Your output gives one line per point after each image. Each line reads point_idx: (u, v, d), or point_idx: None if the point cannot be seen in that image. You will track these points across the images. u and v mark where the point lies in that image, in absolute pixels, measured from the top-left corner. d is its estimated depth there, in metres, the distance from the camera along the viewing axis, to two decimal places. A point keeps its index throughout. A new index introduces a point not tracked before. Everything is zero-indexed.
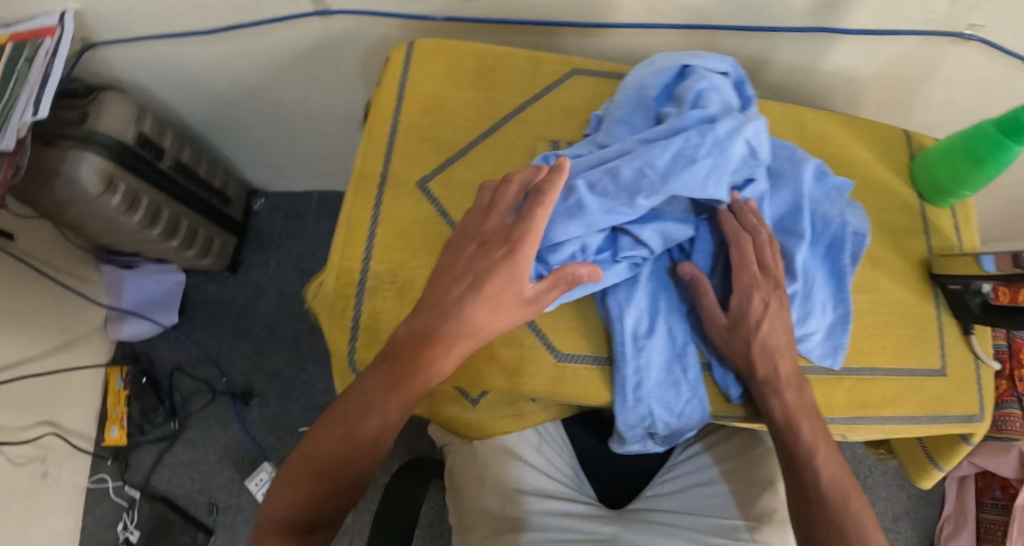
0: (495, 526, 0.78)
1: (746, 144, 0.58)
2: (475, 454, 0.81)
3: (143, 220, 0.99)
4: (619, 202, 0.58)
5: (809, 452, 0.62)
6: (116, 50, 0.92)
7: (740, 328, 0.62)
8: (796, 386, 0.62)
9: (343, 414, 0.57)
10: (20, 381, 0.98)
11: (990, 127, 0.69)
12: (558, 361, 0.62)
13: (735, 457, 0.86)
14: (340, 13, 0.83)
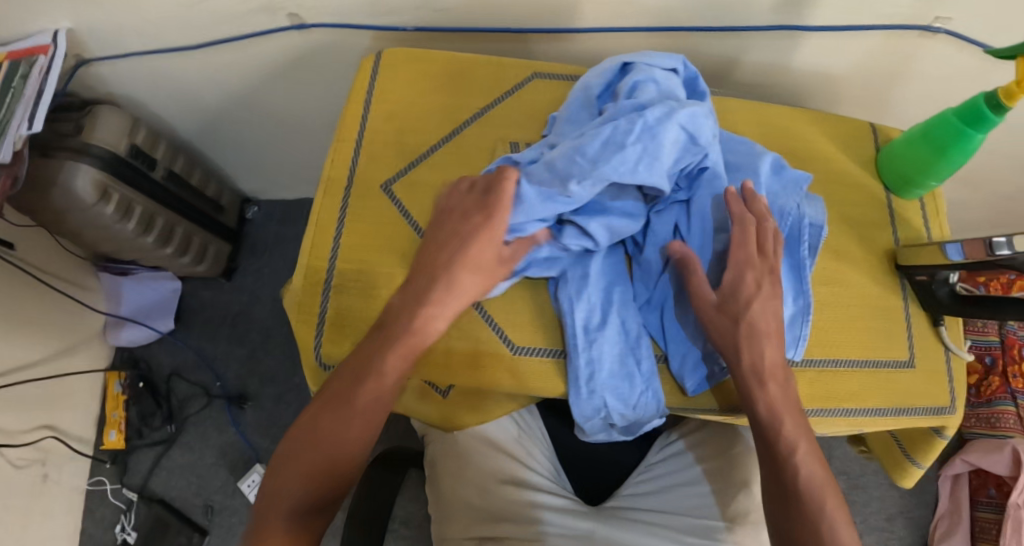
0: (474, 516, 0.79)
1: (679, 130, 0.60)
2: (455, 442, 0.82)
3: (138, 228, 1.03)
4: (552, 188, 0.60)
5: (790, 448, 0.61)
6: (108, 66, 0.96)
7: (728, 306, 0.63)
8: (781, 378, 0.62)
9: (328, 410, 0.57)
10: (21, 386, 1.02)
11: (952, 116, 0.70)
12: (514, 354, 0.65)
13: (716, 458, 0.85)
14: (316, 27, 0.86)
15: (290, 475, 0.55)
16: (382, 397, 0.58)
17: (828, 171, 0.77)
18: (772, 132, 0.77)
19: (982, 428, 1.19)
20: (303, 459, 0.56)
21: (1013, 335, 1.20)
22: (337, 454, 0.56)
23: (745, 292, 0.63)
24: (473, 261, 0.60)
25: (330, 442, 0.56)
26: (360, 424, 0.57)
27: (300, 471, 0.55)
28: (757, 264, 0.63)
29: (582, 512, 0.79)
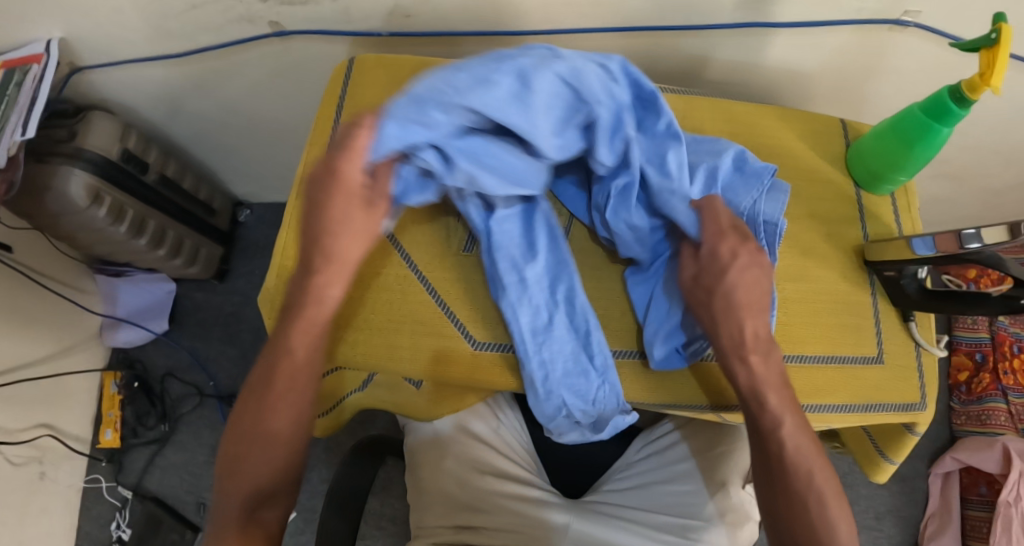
0: (450, 506, 0.79)
1: (559, 77, 0.57)
2: (434, 433, 0.83)
3: (129, 231, 1.05)
4: (413, 121, 0.56)
5: (775, 422, 0.65)
6: (100, 74, 0.98)
7: (705, 278, 0.66)
8: (762, 352, 0.66)
9: (251, 400, 0.64)
10: (19, 386, 1.05)
11: (917, 111, 0.70)
12: (475, 350, 0.70)
13: (696, 457, 0.83)
14: (295, 33, 0.88)
15: (236, 482, 0.63)
16: (297, 385, 0.64)
17: (793, 167, 0.79)
18: (738, 128, 0.79)
19: (973, 426, 1.18)
20: (246, 469, 0.63)
21: (1003, 331, 1.19)
22: (270, 457, 0.64)
23: (722, 264, 0.65)
24: (344, 217, 0.61)
25: (261, 447, 0.63)
26: (289, 420, 0.64)
27: (246, 483, 0.63)
28: (742, 242, 0.66)
29: (559, 505, 0.79)
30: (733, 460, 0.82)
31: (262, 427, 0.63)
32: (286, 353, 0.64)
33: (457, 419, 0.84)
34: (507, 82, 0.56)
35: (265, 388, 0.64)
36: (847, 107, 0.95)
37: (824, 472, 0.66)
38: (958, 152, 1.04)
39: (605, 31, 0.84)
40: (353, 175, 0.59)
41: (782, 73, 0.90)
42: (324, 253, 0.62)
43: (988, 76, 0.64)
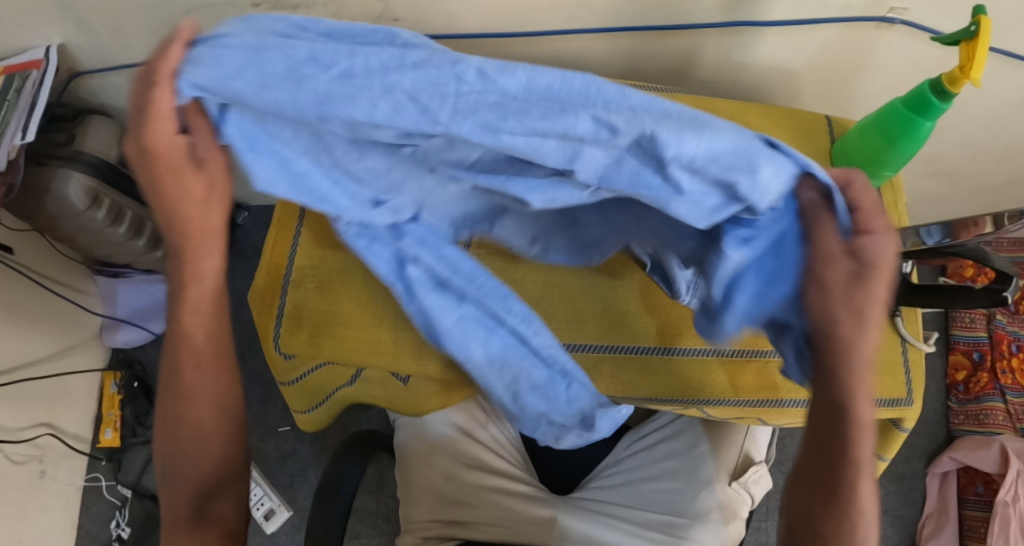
0: (438, 501, 0.80)
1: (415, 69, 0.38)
2: (424, 427, 0.84)
3: (128, 232, 1.08)
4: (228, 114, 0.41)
5: (853, 481, 0.55)
6: (98, 78, 1.00)
7: (863, 283, 0.45)
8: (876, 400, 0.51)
9: (170, 408, 0.60)
10: (20, 386, 1.06)
11: (899, 105, 0.70)
12: None
13: (678, 457, 0.83)
14: None
15: (179, 481, 0.62)
16: (205, 371, 0.60)
17: None
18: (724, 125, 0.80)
19: (970, 425, 1.17)
20: (183, 466, 0.62)
21: (1001, 330, 1.18)
22: (203, 447, 0.62)
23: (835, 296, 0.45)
24: (198, 209, 0.48)
25: (191, 441, 0.61)
26: (210, 408, 0.61)
27: (187, 480, 0.62)
28: (864, 277, 0.45)
29: (546, 501, 0.79)
30: (719, 456, 0.82)
31: (185, 421, 0.61)
32: (180, 346, 0.58)
33: (447, 415, 0.84)
34: (323, 69, 0.38)
35: (171, 384, 0.60)
36: (836, 105, 0.95)
37: (873, 509, 0.57)
38: (951, 150, 1.04)
39: (592, 31, 0.84)
40: (163, 147, 0.43)
41: (770, 72, 0.90)
42: (177, 233, 0.50)
43: (969, 69, 0.65)
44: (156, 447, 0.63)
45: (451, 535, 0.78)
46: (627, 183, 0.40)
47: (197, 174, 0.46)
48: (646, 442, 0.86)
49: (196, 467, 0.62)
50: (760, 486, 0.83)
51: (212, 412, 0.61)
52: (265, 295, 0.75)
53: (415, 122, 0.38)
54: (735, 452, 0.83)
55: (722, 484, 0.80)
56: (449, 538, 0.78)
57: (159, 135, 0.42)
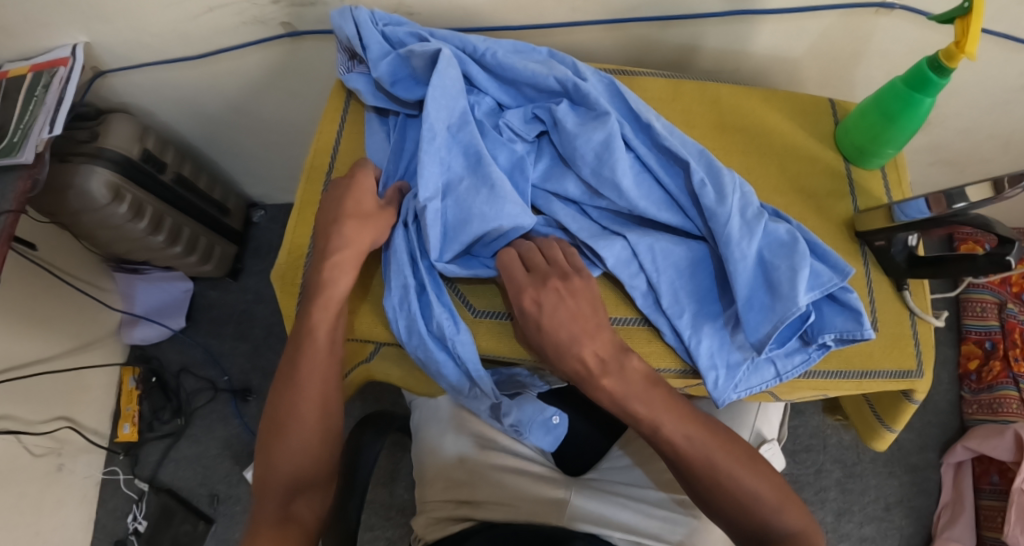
0: (452, 480, 0.80)
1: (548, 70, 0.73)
2: (440, 408, 0.84)
3: (148, 227, 1.09)
4: (405, 74, 0.76)
5: (655, 425, 0.66)
6: (121, 77, 1.03)
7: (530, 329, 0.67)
8: (613, 369, 0.66)
9: (282, 395, 0.68)
10: (41, 380, 1.08)
11: (899, 84, 0.72)
12: (474, 316, 0.72)
13: None
14: (306, 35, 0.93)
15: (277, 461, 0.67)
16: (321, 342, 0.69)
17: (783, 145, 0.81)
18: (725, 110, 0.82)
19: (984, 414, 1.16)
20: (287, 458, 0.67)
21: (1013, 319, 1.18)
22: (298, 436, 0.68)
23: (523, 304, 0.67)
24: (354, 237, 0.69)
25: (299, 416, 0.68)
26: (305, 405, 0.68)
27: (281, 474, 0.67)
28: (544, 283, 0.67)
29: (559, 482, 0.79)
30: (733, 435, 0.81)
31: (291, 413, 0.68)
32: (320, 291, 0.69)
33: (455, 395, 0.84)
34: (498, 47, 0.76)
35: (291, 373, 0.69)
36: (838, 92, 0.97)
37: (709, 463, 0.66)
38: (955, 136, 1.05)
39: (597, 22, 0.87)
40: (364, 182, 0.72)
41: (773, 60, 0.92)
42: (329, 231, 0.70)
43: (965, 44, 0.66)
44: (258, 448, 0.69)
45: (465, 514, 0.77)
46: (655, 132, 0.71)
47: (370, 201, 0.71)
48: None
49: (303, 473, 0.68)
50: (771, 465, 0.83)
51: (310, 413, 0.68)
52: (286, 274, 0.76)
53: (535, 74, 0.73)
54: (749, 432, 0.82)
55: None
56: (463, 519, 0.77)
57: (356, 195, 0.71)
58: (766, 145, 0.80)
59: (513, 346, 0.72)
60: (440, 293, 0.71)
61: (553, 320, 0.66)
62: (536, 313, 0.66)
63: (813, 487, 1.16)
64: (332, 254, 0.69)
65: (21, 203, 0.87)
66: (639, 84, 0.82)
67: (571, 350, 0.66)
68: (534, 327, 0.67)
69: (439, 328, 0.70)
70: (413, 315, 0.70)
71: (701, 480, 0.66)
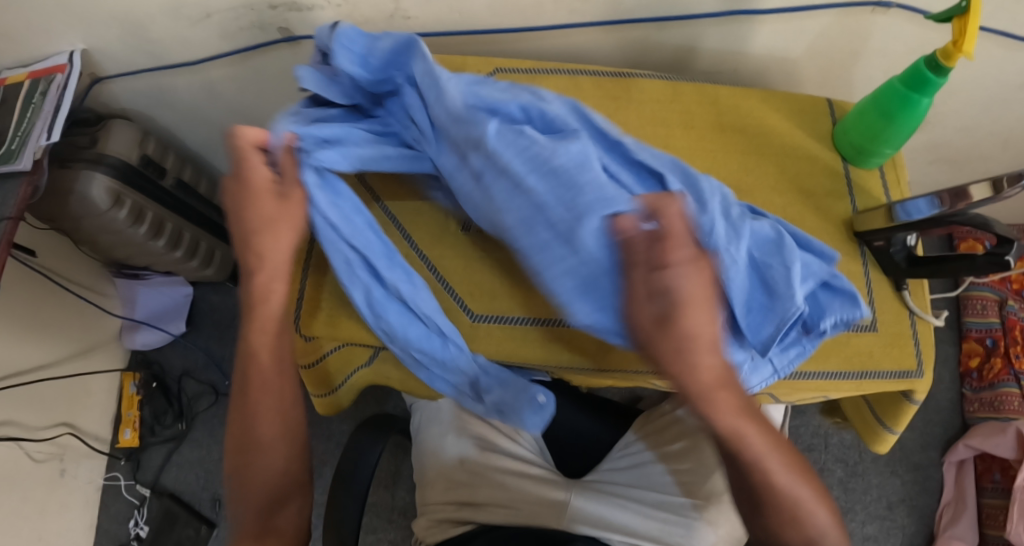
0: (451, 484, 0.80)
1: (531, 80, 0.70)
2: (439, 410, 0.84)
3: (149, 233, 1.09)
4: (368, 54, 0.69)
5: (753, 456, 0.59)
6: (120, 83, 1.03)
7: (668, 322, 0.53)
8: (729, 385, 0.56)
9: (241, 417, 0.68)
10: (41, 386, 1.09)
11: (897, 83, 0.72)
12: (473, 321, 0.72)
13: (689, 436, 0.82)
14: (303, 40, 0.93)
15: (251, 482, 0.67)
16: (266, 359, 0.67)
17: (782, 146, 0.80)
18: (724, 111, 0.81)
19: (985, 412, 1.16)
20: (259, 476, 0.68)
21: (1014, 316, 1.18)
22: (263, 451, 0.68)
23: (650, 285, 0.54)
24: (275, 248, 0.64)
25: (263, 433, 0.68)
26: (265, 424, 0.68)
27: (258, 488, 0.67)
28: (692, 265, 0.53)
29: (560, 484, 0.79)
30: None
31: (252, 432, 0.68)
32: (256, 310, 0.66)
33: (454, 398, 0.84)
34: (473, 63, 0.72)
35: (243, 395, 0.68)
36: (837, 91, 0.97)
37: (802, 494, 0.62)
38: (954, 134, 1.05)
39: (594, 24, 0.87)
40: (259, 172, 0.63)
41: (771, 60, 0.92)
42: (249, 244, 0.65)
43: (961, 43, 0.66)
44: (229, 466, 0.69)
45: (465, 518, 0.77)
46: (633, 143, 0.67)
47: (271, 199, 0.63)
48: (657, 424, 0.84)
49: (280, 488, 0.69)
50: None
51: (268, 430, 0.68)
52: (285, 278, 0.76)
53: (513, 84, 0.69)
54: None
55: None
56: (463, 521, 0.77)
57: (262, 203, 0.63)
58: (765, 145, 0.80)
59: (507, 348, 0.72)
60: (414, 284, 0.70)
61: (686, 283, 0.53)
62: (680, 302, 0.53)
63: None
64: (257, 272, 0.65)
65: (20, 211, 0.87)
66: (638, 86, 0.82)
67: (697, 356, 0.54)
68: (652, 330, 0.54)
69: (398, 291, 0.70)
70: (370, 286, 0.70)
71: (770, 512, 0.62)
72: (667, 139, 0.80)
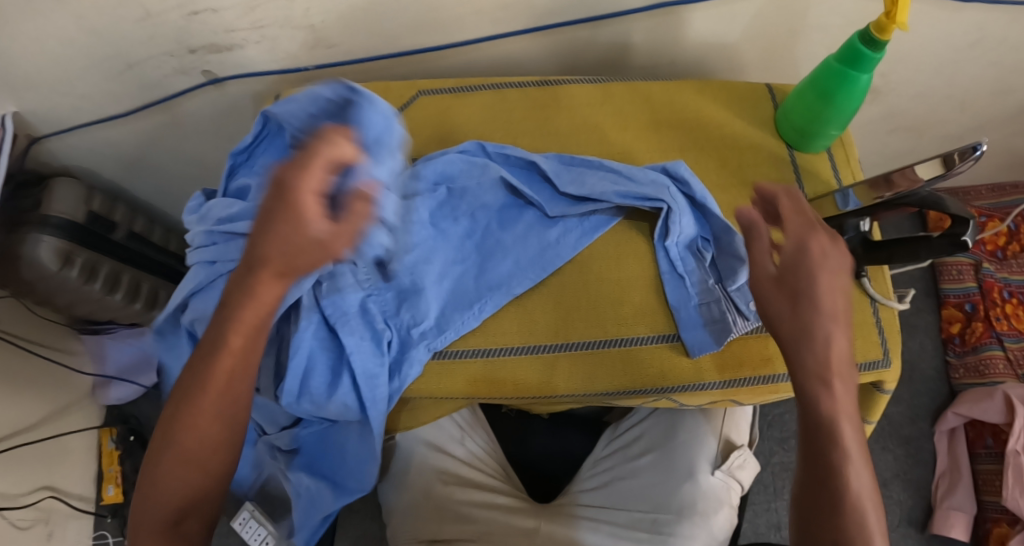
0: (420, 519, 0.79)
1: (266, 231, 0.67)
2: (397, 447, 0.81)
3: (81, 276, 1.00)
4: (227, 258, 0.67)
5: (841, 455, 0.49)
6: (57, 142, 0.98)
7: (789, 277, 0.52)
8: (848, 332, 0.50)
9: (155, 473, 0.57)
10: (20, 452, 1.04)
11: (834, 62, 0.69)
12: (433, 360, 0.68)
13: (657, 449, 0.81)
14: (230, 79, 0.90)
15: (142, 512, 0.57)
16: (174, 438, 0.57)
17: (722, 137, 0.78)
18: (658, 107, 0.79)
19: (972, 377, 1.15)
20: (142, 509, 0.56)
21: (991, 278, 1.16)
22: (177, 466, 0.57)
23: (810, 263, 0.52)
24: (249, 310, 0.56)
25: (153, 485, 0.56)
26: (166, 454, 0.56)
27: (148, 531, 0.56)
28: (839, 272, 0.52)
29: (528, 511, 0.78)
30: (699, 448, 0.80)
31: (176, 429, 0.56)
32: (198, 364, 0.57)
33: (417, 433, 0.81)
34: None
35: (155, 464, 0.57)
36: (781, 73, 0.95)
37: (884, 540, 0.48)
38: (907, 102, 1.02)
39: (521, 32, 0.84)
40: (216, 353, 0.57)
41: (708, 48, 0.90)
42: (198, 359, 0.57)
43: (895, 15, 0.64)
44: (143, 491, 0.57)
45: None
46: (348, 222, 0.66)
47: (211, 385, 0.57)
48: (623, 440, 0.84)
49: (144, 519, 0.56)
50: (746, 470, 0.81)
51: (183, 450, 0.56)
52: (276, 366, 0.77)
53: None
54: (715, 442, 0.81)
55: (704, 474, 0.78)
56: None
57: (310, 225, 0.51)
58: (704, 139, 0.77)
59: (443, 385, 0.68)
60: (346, 390, 0.65)
61: (827, 291, 0.51)
62: (842, 279, 0.52)
63: None
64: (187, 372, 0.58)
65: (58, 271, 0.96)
66: (565, 93, 0.79)
67: (819, 294, 0.51)
68: (788, 307, 0.51)
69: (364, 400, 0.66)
70: (316, 405, 0.65)
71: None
72: (600, 143, 0.77)
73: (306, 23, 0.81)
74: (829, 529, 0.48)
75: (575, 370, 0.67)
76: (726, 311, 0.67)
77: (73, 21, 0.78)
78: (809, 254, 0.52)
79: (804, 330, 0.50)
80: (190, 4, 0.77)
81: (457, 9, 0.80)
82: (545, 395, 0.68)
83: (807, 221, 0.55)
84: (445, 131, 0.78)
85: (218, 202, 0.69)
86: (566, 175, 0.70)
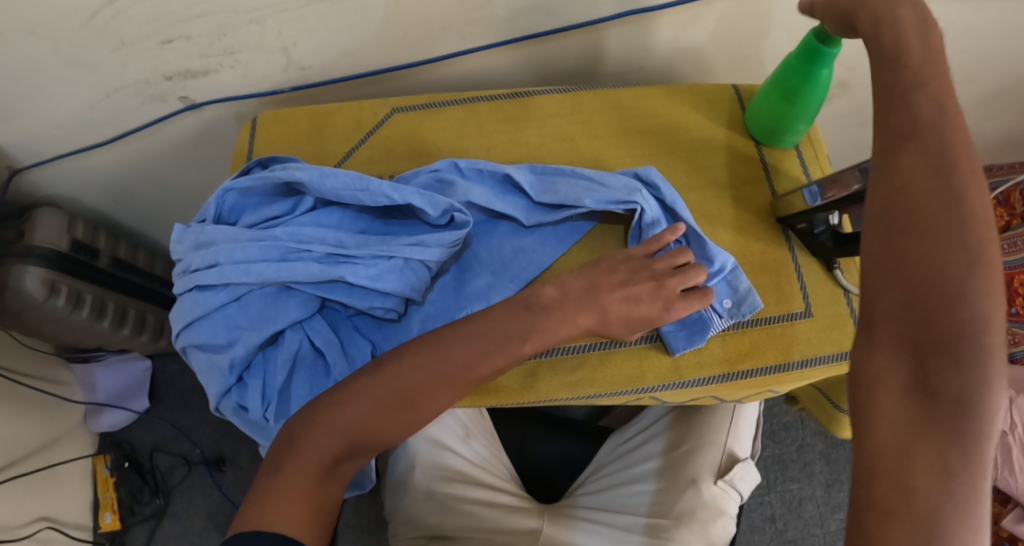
0: (423, 517, 0.79)
1: (249, 249, 0.67)
2: (408, 446, 0.85)
3: (67, 305, 1.00)
4: (212, 280, 0.67)
5: (944, 292, 0.46)
6: (38, 172, 0.98)
7: (893, 129, 0.53)
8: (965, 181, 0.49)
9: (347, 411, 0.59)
10: (15, 483, 1.03)
11: (793, 61, 0.69)
12: None
13: (660, 457, 0.83)
14: (207, 104, 0.90)
15: (315, 441, 0.58)
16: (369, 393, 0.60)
17: (691, 140, 0.79)
18: (627, 114, 0.80)
19: None
20: (306, 444, 0.57)
21: None
22: (347, 412, 0.59)
23: (914, 118, 0.52)
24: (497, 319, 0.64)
25: (325, 423, 0.58)
26: (369, 401, 0.59)
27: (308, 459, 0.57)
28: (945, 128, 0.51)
29: (531, 511, 0.79)
30: (702, 455, 0.82)
31: (366, 389, 0.60)
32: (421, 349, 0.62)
33: (427, 431, 0.85)
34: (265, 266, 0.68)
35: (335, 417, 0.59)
36: (749, 72, 0.96)
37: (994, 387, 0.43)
38: None
39: (492, 46, 0.85)
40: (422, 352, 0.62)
41: (676, 53, 0.91)
42: (424, 349, 0.62)
43: None
44: (318, 423, 0.58)
45: None
46: (333, 241, 0.68)
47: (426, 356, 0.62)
48: (629, 445, 0.87)
49: (305, 451, 0.57)
50: (747, 483, 0.82)
51: (394, 399, 0.60)
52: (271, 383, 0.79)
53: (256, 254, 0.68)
54: (719, 451, 0.83)
55: (705, 483, 0.79)
56: None
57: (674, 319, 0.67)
58: (673, 143, 0.79)
59: None
60: None
61: (924, 143, 0.51)
62: (939, 107, 0.52)
63: (797, 464, 1.14)
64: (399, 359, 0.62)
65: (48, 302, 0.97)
66: (535, 104, 0.80)
67: (919, 139, 0.51)
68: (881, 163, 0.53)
69: None
70: None
71: (941, 383, 0.44)
72: (572, 152, 0.78)
73: (278, 46, 0.82)
74: (921, 364, 0.45)
75: (558, 375, 0.69)
76: (701, 309, 0.68)
77: (48, 53, 0.79)
78: (908, 107, 0.53)
79: (904, 176, 0.51)
80: (163, 33, 0.78)
81: (426, 26, 0.81)
82: (528, 401, 0.69)
83: (914, 81, 0.54)
84: (419, 146, 0.79)
85: (200, 225, 0.70)
86: (543, 185, 0.71)
